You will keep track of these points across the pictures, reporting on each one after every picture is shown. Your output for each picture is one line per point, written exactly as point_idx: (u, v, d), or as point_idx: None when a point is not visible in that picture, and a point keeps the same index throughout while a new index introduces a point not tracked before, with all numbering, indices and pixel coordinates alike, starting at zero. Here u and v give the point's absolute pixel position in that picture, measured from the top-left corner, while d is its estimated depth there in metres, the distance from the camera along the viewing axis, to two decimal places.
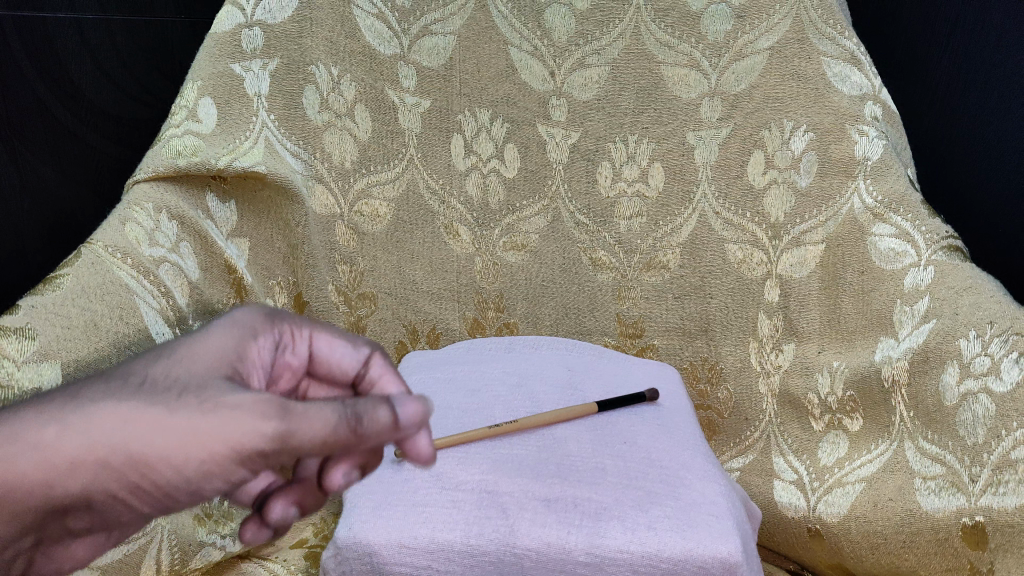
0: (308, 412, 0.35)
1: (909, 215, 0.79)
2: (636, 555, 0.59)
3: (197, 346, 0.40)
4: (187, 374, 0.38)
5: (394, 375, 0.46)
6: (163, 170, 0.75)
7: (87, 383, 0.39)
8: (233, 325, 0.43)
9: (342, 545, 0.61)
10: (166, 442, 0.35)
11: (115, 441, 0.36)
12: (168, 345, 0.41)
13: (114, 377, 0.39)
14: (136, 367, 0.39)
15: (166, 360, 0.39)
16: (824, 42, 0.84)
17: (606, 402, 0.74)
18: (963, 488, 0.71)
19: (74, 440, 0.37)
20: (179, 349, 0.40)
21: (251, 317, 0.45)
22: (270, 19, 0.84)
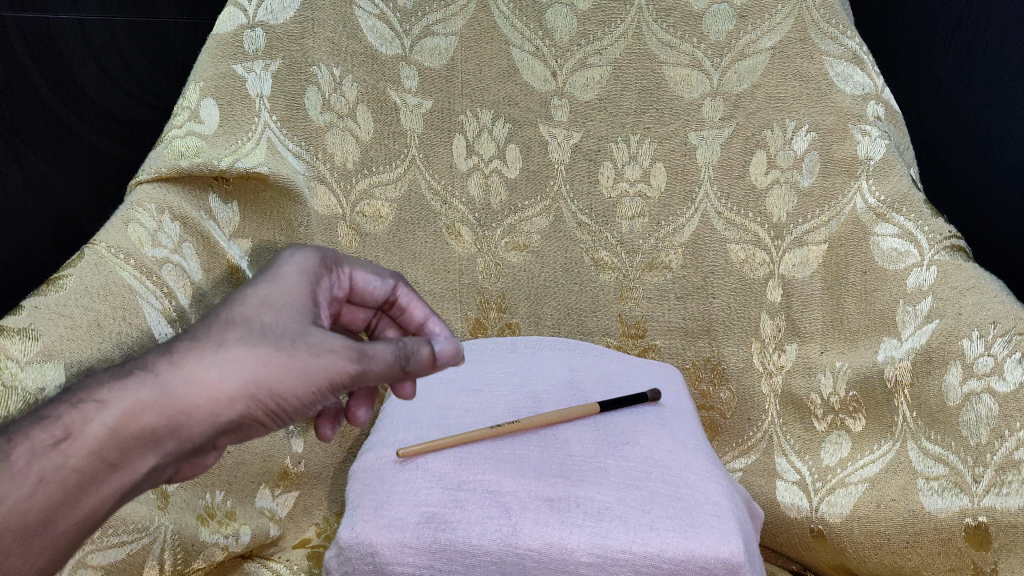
0: (385, 351, 0.49)
1: (912, 215, 0.79)
2: (639, 556, 0.59)
3: (284, 291, 0.51)
4: (290, 320, 0.49)
5: (416, 301, 0.62)
6: (166, 170, 0.76)
7: (206, 330, 0.48)
8: (297, 269, 0.53)
9: (345, 544, 0.63)
10: (295, 380, 0.47)
11: (258, 378, 0.47)
12: (257, 290, 0.50)
13: (231, 324, 0.48)
14: (244, 312, 0.48)
15: (266, 306, 0.49)
16: (826, 41, 0.83)
17: (608, 402, 0.74)
18: (966, 489, 0.71)
19: (222, 381, 0.47)
20: (270, 294, 0.50)
21: (306, 259, 0.54)
22: (272, 20, 0.84)
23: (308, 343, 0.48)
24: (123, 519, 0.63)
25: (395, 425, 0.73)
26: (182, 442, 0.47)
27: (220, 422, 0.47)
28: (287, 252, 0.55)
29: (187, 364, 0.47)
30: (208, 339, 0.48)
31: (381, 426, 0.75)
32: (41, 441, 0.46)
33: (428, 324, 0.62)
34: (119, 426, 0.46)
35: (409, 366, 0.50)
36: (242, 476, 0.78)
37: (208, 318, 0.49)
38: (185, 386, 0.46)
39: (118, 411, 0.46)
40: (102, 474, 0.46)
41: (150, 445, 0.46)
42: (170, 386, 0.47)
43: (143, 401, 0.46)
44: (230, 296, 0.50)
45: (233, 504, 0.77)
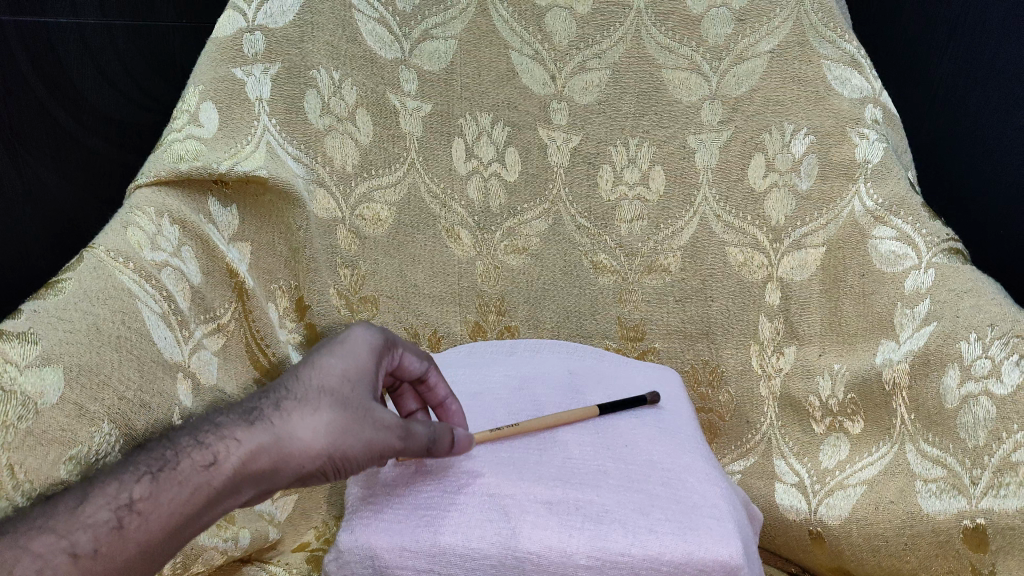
0: (422, 434, 0.58)
1: (909, 219, 0.79)
2: (638, 558, 0.59)
3: (360, 365, 0.58)
4: (364, 393, 0.57)
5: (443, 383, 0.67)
6: (167, 175, 0.76)
7: (301, 391, 0.55)
8: (368, 345, 0.60)
9: (344, 547, 0.62)
10: (363, 448, 0.55)
11: (339, 444, 0.54)
12: (338, 362, 0.57)
13: (320, 390, 0.55)
14: (329, 382, 0.56)
15: (348, 380, 0.57)
16: (824, 44, 0.83)
17: (608, 407, 0.74)
18: (964, 491, 0.71)
19: (311, 441, 0.53)
20: (350, 368, 0.57)
21: (372, 335, 0.62)
22: (272, 24, 0.84)
23: (377, 418, 0.56)
24: None
25: None
26: (269, 487, 0.54)
27: (299, 477, 0.54)
28: (356, 327, 0.62)
29: (291, 420, 0.54)
30: (302, 401, 0.54)
31: None
32: (190, 465, 0.51)
33: (448, 404, 0.67)
34: (243, 464, 0.52)
35: (438, 447, 0.60)
36: None
37: (300, 380, 0.56)
38: (289, 438, 0.53)
39: (244, 450, 0.52)
40: (223, 502, 0.52)
41: (254, 485, 0.52)
42: (280, 436, 0.53)
43: (261, 445, 0.52)
44: (316, 363, 0.57)
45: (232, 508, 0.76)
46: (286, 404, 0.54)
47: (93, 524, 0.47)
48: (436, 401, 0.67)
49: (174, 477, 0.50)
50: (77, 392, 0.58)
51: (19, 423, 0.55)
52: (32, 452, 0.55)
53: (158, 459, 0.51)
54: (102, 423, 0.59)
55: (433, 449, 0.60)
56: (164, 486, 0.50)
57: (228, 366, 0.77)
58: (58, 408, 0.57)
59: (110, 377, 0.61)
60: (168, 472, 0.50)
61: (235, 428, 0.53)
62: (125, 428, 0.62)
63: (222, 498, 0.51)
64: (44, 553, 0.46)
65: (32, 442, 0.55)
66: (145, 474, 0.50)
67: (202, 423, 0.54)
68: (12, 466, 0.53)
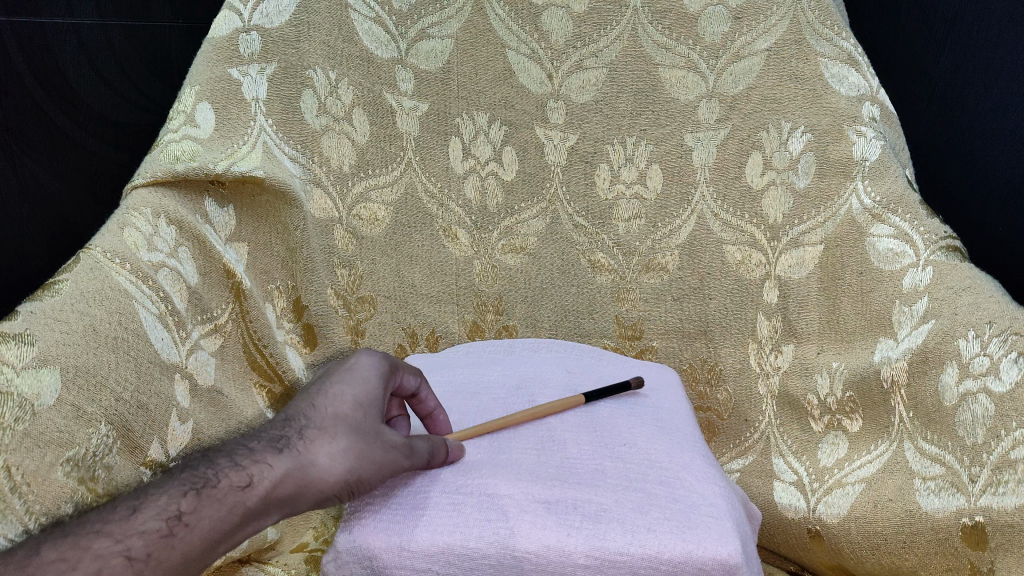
0: (423, 450, 0.62)
1: (907, 216, 0.79)
2: (636, 557, 0.59)
3: (369, 391, 0.60)
4: (374, 417, 0.59)
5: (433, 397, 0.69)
6: (162, 174, 0.76)
7: (320, 420, 0.58)
8: (376, 370, 0.62)
9: (343, 548, 0.62)
10: (377, 471, 0.57)
11: (356, 468, 0.56)
12: (349, 389, 0.60)
13: (335, 417, 0.58)
14: (343, 410, 0.58)
15: (360, 406, 0.59)
16: (821, 42, 0.83)
17: (592, 394, 0.75)
18: (963, 488, 0.71)
19: (332, 469, 0.56)
20: (361, 394, 0.60)
21: (376, 359, 0.64)
22: (268, 24, 0.84)
23: (388, 441, 0.58)
24: None
25: None
26: (294, 511, 0.56)
27: (320, 502, 0.57)
28: (361, 354, 0.64)
29: (313, 448, 0.56)
30: (322, 430, 0.57)
31: None
32: (229, 485, 0.53)
33: (436, 414, 0.69)
34: (275, 487, 0.54)
35: (436, 458, 0.63)
36: None
37: (318, 409, 0.58)
38: (313, 465, 0.56)
39: (276, 474, 0.54)
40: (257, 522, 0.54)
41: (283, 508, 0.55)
42: (303, 464, 0.55)
43: (288, 471, 0.55)
44: (329, 391, 0.60)
45: None
46: (308, 432, 0.57)
47: (145, 532, 0.50)
48: (427, 413, 0.68)
49: (215, 496, 0.53)
50: (74, 394, 0.58)
51: (16, 424, 0.54)
52: (29, 454, 0.54)
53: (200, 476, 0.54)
54: (100, 424, 0.60)
55: (433, 460, 0.63)
56: (205, 503, 0.52)
57: (226, 366, 0.77)
58: (56, 410, 0.57)
59: (107, 378, 0.61)
60: (210, 489, 0.53)
61: (266, 452, 0.55)
62: (123, 429, 0.62)
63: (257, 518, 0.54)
64: (102, 555, 0.49)
65: (30, 444, 0.55)
66: (189, 489, 0.53)
67: (238, 446, 0.56)
68: (10, 468, 0.53)
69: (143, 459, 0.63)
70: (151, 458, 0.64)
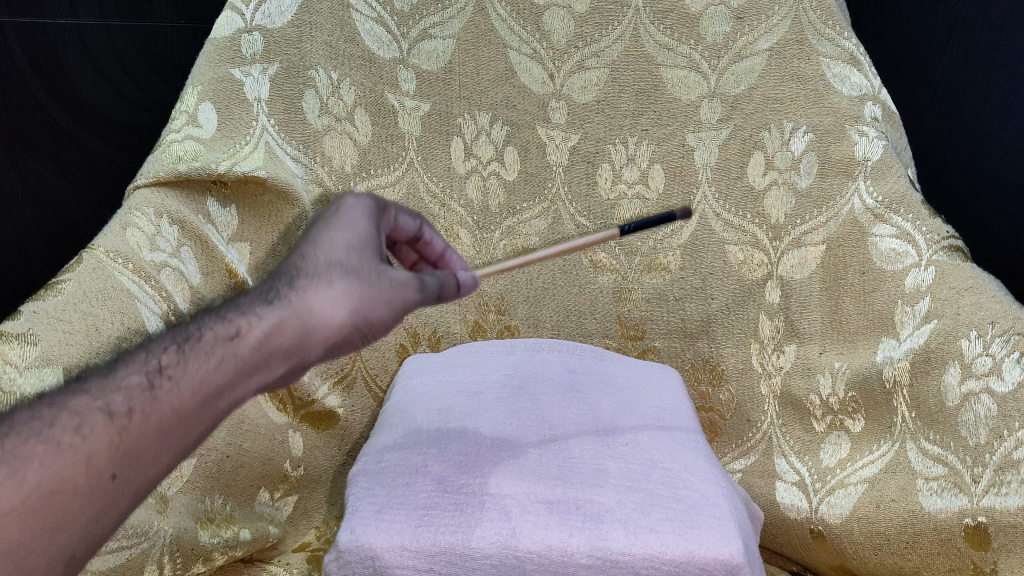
0: (438, 287, 0.56)
1: (910, 216, 0.79)
2: (639, 558, 0.60)
3: (360, 233, 0.56)
4: (370, 257, 0.55)
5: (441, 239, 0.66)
6: (164, 174, 0.76)
7: (310, 269, 0.53)
8: (362, 213, 0.58)
9: (344, 548, 0.62)
10: (386, 309, 0.53)
11: (361, 310, 0.53)
12: (339, 234, 0.55)
13: (329, 264, 0.53)
14: (336, 256, 0.54)
15: (354, 248, 0.54)
16: (824, 42, 0.83)
17: (627, 228, 0.71)
18: (965, 489, 0.71)
19: (332, 313, 0.52)
20: (352, 237, 0.55)
21: (362, 203, 0.59)
22: (270, 24, 0.84)
23: (392, 279, 0.54)
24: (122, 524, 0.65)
25: (396, 428, 0.72)
26: (300, 362, 0.54)
27: (329, 348, 0.54)
28: (346, 198, 0.59)
29: (308, 296, 0.52)
30: (314, 277, 0.53)
31: (380, 429, 0.74)
32: (214, 338, 0.52)
33: (448, 257, 0.66)
34: (266, 337, 0.52)
35: (450, 295, 0.57)
36: (241, 480, 0.79)
37: (308, 259, 0.54)
38: (310, 312, 0.52)
39: (265, 324, 0.52)
40: (258, 373, 0.52)
41: (283, 358, 0.53)
42: (300, 312, 0.52)
43: (283, 320, 0.52)
44: (317, 240, 0.55)
45: (232, 509, 0.78)
46: (299, 282, 0.53)
47: (126, 387, 0.50)
48: (436, 256, 0.66)
49: (201, 349, 0.52)
50: None
51: None
52: None
53: (184, 334, 0.53)
54: None
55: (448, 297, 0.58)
56: (192, 357, 0.51)
57: None
58: None
59: None
60: (194, 344, 0.52)
61: (255, 305, 0.53)
62: None
63: (253, 368, 0.52)
64: (80, 410, 0.48)
65: None
66: (171, 345, 0.52)
67: (226, 305, 0.55)
68: None
69: None
70: None
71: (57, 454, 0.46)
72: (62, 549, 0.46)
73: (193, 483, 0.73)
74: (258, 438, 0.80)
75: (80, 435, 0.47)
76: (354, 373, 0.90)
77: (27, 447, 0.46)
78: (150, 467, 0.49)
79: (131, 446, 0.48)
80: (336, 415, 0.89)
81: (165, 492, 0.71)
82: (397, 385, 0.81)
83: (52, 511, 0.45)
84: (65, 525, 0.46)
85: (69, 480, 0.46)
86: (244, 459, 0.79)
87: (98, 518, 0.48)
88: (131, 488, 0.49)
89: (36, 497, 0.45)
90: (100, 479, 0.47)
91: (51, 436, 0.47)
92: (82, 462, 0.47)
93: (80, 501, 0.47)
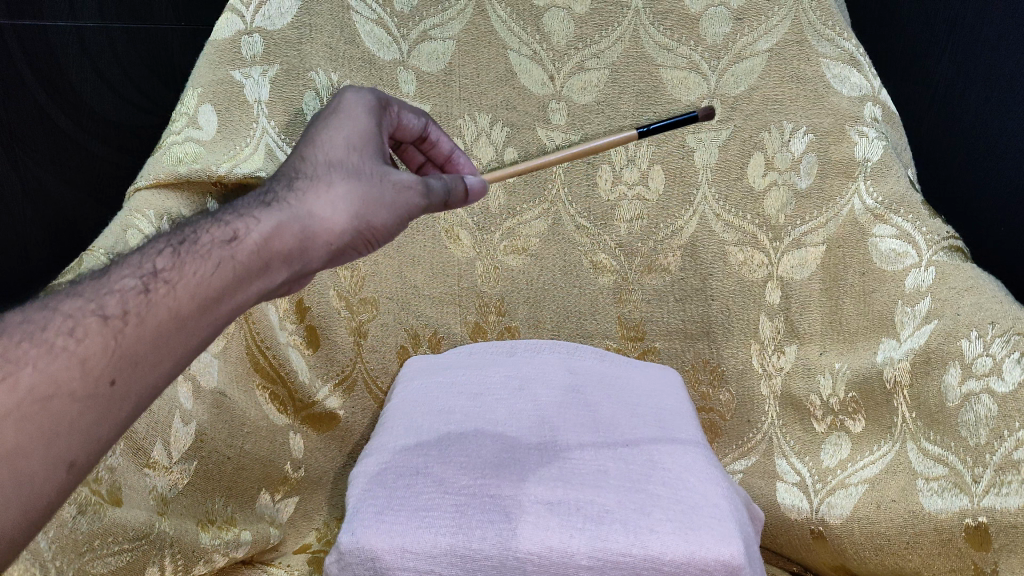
0: (440, 190, 0.61)
1: (910, 216, 0.79)
2: (639, 558, 0.60)
3: (359, 130, 0.60)
4: (370, 158, 0.58)
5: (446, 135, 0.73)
6: (164, 176, 0.77)
7: (311, 170, 0.56)
8: (363, 110, 0.62)
9: (345, 550, 0.62)
10: (389, 213, 0.57)
11: (362, 211, 0.56)
12: (339, 134, 0.59)
13: (329, 165, 0.57)
14: (336, 156, 0.57)
15: (353, 150, 0.58)
16: (823, 43, 0.83)
17: (650, 129, 0.81)
18: (965, 489, 0.71)
19: (334, 215, 0.55)
20: (351, 136, 0.59)
21: (363, 102, 0.63)
22: (271, 26, 0.84)
23: (394, 180, 0.57)
24: (124, 526, 0.65)
25: (395, 429, 0.72)
26: (302, 267, 0.55)
27: (332, 252, 0.56)
28: (347, 93, 0.64)
29: (308, 199, 0.55)
30: (315, 180, 0.56)
31: (380, 430, 0.74)
32: (210, 242, 0.53)
33: (454, 157, 0.74)
34: (265, 240, 0.53)
35: (454, 198, 0.63)
36: (242, 482, 0.79)
37: (308, 161, 0.57)
38: (311, 214, 0.54)
39: (264, 227, 0.53)
40: (259, 277, 0.53)
41: (283, 264, 0.54)
42: (301, 215, 0.54)
43: (283, 222, 0.53)
44: (319, 140, 0.59)
45: (232, 510, 0.78)
46: (299, 185, 0.56)
47: (122, 290, 0.49)
48: (445, 156, 0.74)
49: (197, 253, 0.52)
50: None
51: None
52: None
53: (179, 240, 0.53)
54: None
55: (449, 201, 0.62)
56: (189, 259, 0.51)
57: (229, 368, 0.79)
58: None
59: None
60: (190, 247, 0.52)
61: (253, 209, 0.54)
62: None
63: (253, 271, 0.52)
64: (74, 314, 0.48)
65: None
66: (166, 250, 0.52)
67: (221, 212, 0.56)
68: None
69: (144, 460, 0.69)
70: (153, 460, 0.70)
71: (52, 357, 0.46)
72: (61, 455, 0.45)
73: (194, 484, 0.74)
74: (259, 440, 0.81)
75: (75, 337, 0.46)
76: (354, 374, 0.90)
77: (19, 352, 0.45)
78: (150, 373, 0.49)
79: (129, 349, 0.48)
80: (337, 417, 0.89)
81: (166, 493, 0.71)
82: (399, 386, 0.81)
83: (48, 416, 0.44)
84: (62, 430, 0.45)
85: (65, 383, 0.45)
86: (245, 461, 0.79)
87: (96, 426, 0.46)
88: (131, 394, 0.48)
89: (30, 401, 0.44)
90: (98, 383, 0.46)
91: (44, 338, 0.46)
92: (77, 366, 0.46)
93: (79, 405, 0.46)
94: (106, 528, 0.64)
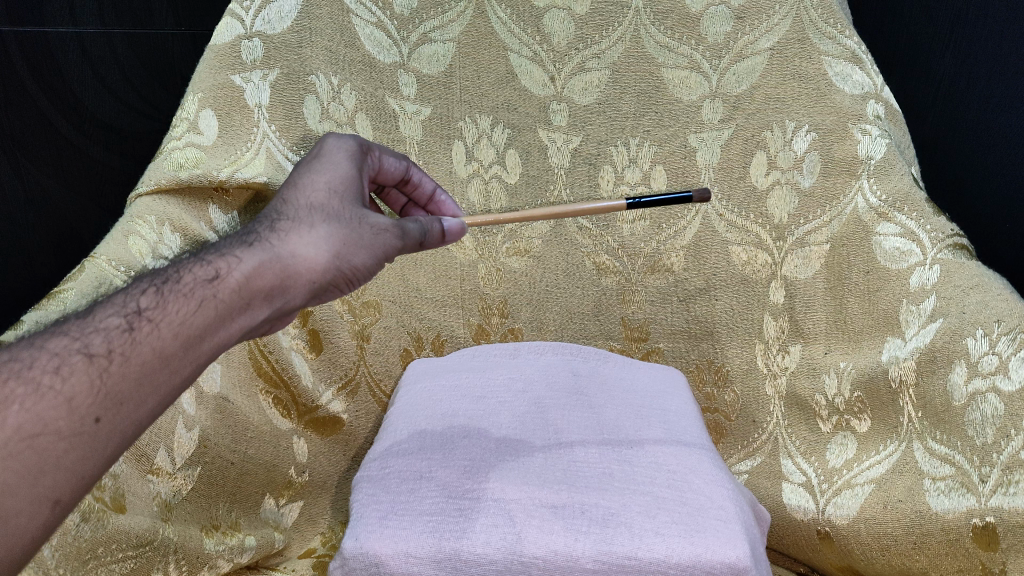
0: (416, 231, 0.61)
1: (914, 215, 0.78)
2: (645, 561, 0.59)
3: (341, 174, 0.60)
4: (351, 200, 0.59)
5: (427, 177, 0.75)
6: (166, 182, 0.78)
7: (293, 212, 0.57)
8: (345, 153, 0.63)
9: (350, 555, 0.62)
10: (367, 254, 0.57)
11: (342, 252, 0.56)
12: (321, 176, 0.59)
13: (311, 208, 0.57)
14: (318, 199, 0.58)
15: (335, 193, 0.59)
16: (825, 41, 0.82)
17: (640, 202, 0.72)
18: (973, 489, 0.70)
19: (316, 256, 0.55)
20: (333, 179, 0.60)
21: (345, 145, 0.64)
22: (270, 30, 0.84)
23: (372, 222, 0.58)
24: (127, 534, 0.65)
25: (398, 434, 0.72)
26: (283, 304, 0.55)
27: (312, 291, 0.56)
28: (330, 139, 0.65)
29: (290, 239, 0.55)
30: (297, 222, 0.56)
31: (384, 435, 0.73)
32: (193, 281, 0.52)
33: (436, 196, 0.76)
34: (247, 279, 0.53)
35: (430, 238, 0.63)
36: (245, 488, 0.79)
37: (290, 203, 0.58)
38: (292, 254, 0.55)
39: (246, 265, 0.53)
40: (239, 315, 0.53)
41: (264, 301, 0.54)
42: (282, 255, 0.55)
43: (264, 262, 0.54)
44: (301, 182, 0.59)
45: (237, 515, 0.79)
46: (282, 226, 0.56)
47: (106, 329, 0.49)
48: (427, 197, 0.76)
49: (180, 290, 0.52)
50: None
51: None
52: None
53: (163, 278, 0.53)
54: None
55: (426, 240, 0.63)
56: (171, 297, 0.51)
57: (231, 373, 0.78)
58: None
59: None
60: (173, 285, 0.52)
61: (237, 249, 0.54)
62: None
63: (234, 310, 0.53)
64: (60, 351, 0.48)
65: None
66: (150, 288, 0.52)
67: (204, 250, 0.56)
68: None
69: (148, 467, 0.69)
70: (157, 466, 0.69)
71: (38, 397, 0.46)
72: (47, 492, 0.45)
73: (198, 490, 0.74)
74: (263, 444, 0.81)
75: (60, 377, 0.46)
76: (357, 378, 0.90)
77: (7, 391, 0.45)
78: (136, 411, 0.49)
79: (113, 388, 0.48)
80: (341, 420, 0.89)
81: (170, 499, 0.71)
82: (401, 392, 0.80)
83: (34, 455, 0.45)
84: (47, 467, 0.45)
85: (51, 422, 0.45)
86: (249, 466, 0.79)
87: (81, 464, 0.46)
88: (116, 432, 0.48)
89: (17, 439, 0.44)
90: (83, 421, 0.46)
91: (31, 377, 0.46)
92: (63, 405, 0.46)
93: (64, 443, 0.46)
94: (110, 535, 0.64)
